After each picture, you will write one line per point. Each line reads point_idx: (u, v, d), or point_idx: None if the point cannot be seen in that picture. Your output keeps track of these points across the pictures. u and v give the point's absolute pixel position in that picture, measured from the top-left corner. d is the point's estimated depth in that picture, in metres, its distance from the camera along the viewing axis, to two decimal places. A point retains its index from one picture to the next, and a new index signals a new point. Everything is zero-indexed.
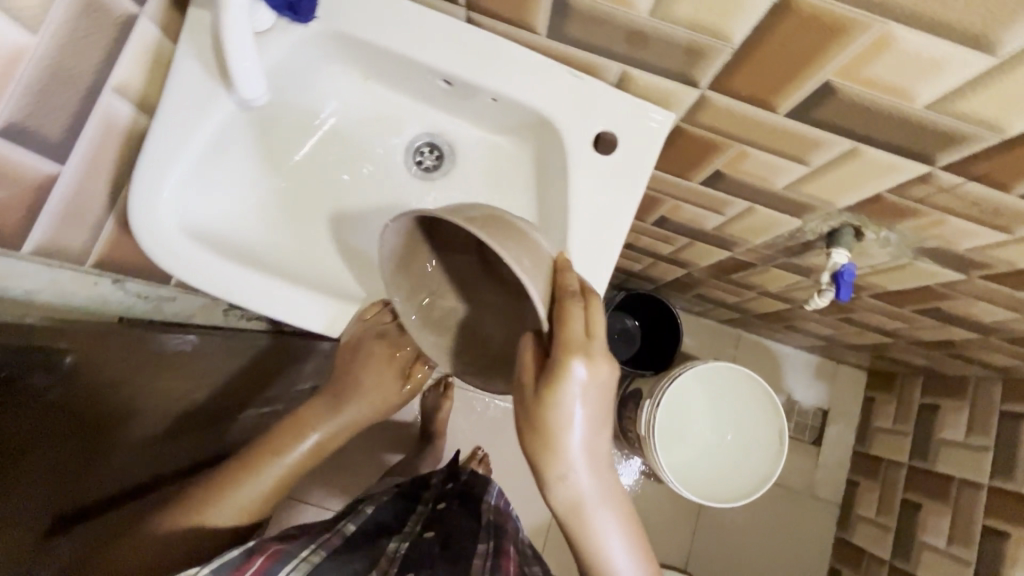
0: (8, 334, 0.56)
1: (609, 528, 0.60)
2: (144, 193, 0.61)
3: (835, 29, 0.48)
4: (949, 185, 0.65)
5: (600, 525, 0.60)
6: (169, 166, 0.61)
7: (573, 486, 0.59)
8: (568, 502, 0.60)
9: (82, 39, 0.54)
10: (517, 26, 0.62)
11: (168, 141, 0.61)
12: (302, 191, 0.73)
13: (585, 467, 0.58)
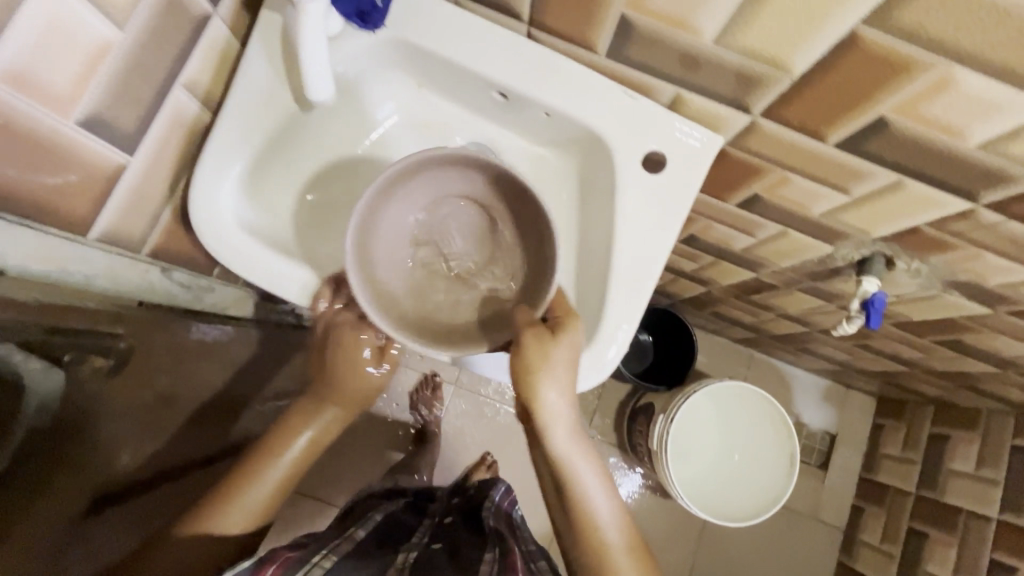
0: (66, 318, 0.58)
1: (586, 475, 0.66)
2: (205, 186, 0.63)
3: (898, 69, 0.49)
4: (989, 222, 0.66)
5: (580, 469, 0.66)
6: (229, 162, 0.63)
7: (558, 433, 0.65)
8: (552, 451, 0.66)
9: (161, 35, 0.55)
10: (577, 45, 0.63)
11: (230, 136, 0.62)
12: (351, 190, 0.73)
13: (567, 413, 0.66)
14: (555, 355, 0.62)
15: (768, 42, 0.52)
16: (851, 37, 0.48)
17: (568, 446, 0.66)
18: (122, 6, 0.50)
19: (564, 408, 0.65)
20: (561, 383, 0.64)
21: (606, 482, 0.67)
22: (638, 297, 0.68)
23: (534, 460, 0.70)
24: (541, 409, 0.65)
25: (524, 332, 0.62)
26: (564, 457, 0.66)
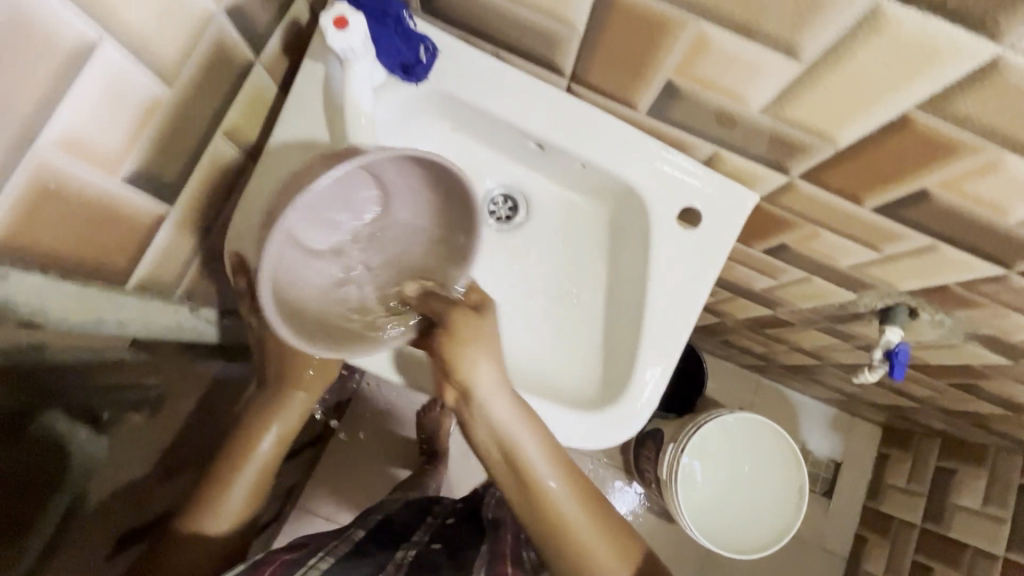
0: (101, 374, 0.59)
1: (531, 449, 0.61)
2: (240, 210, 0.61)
3: (947, 150, 0.49)
4: (1021, 287, 0.66)
5: (524, 442, 0.61)
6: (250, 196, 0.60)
7: (492, 412, 0.61)
8: (488, 427, 0.61)
9: (204, 86, 0.55)
10: (616, 101, 0.64)
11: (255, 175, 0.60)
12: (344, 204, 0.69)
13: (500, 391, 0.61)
14: (481, 329, 0.61)
15: (815, 117, 0.52)
16: (902, 119, 0.48)
17: (517, 420, 0.61)
18: (171, 64, 0.50)
19: (500, 384, 0.61)
20: (493, 358, 0.61)
21: (561, 465, 0.62)
22: (670, 350, 0.69)
23: (475, 443, 0.64)
24: (475, 387, 0.61)
25: (451, 311, 0.61)
26: (514, 433, 0.61)
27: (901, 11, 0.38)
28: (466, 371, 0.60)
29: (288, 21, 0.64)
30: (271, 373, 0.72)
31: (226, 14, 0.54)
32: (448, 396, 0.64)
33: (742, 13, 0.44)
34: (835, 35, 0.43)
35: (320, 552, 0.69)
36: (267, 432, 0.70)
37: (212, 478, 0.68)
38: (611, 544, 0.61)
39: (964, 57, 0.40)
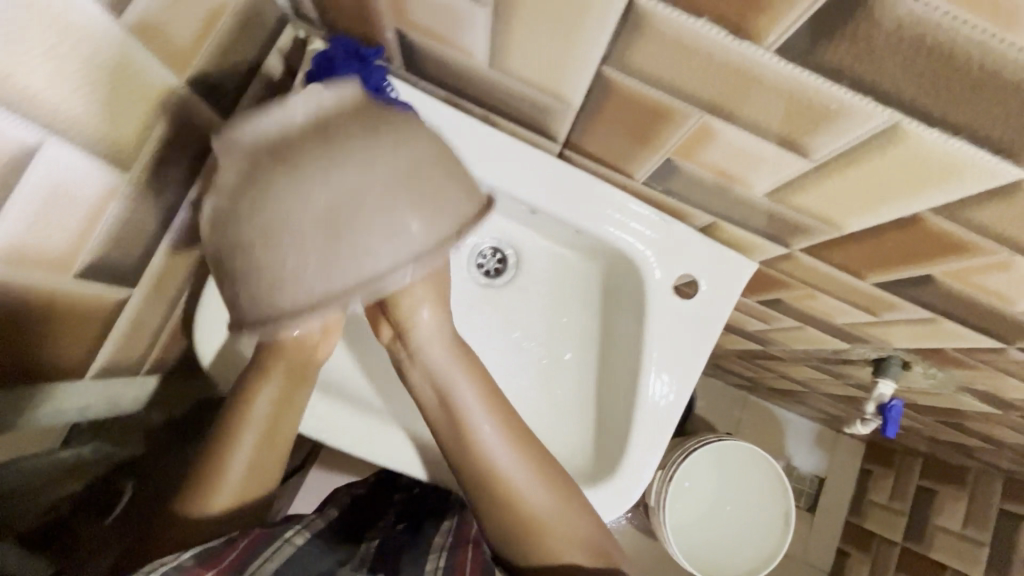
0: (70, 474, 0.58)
1: (474, 406, 0.57)
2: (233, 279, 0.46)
3: (958, 247, 0.47)
4: (1019, 359, 0.65)
5: (461, 393, 0.57)
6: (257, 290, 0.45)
7: (427, 355, 0.57)
8: (426, 380, 0.58)
9: (166, 159, 0.51)
10: (611, 169, 0.61)
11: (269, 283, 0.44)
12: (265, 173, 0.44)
13: (439, 339, 0.57)
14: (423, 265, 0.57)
15: (821, 205, 0.50)
16: (912, 218, 0.46)
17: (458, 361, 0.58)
18: (126, 148, 0.45)
19: (440, 328, 0.57)
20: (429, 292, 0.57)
21: (500, 413, 0.57)
22: (666, 417, 0.67)
23: (410, 386, 0.59)
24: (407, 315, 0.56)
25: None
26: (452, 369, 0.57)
27: (923, 131, 0.36)
28: (405, 314, 0.56)
29: (260, 76, 0.59)
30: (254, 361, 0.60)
31: (190, 85, 0.49)
32: (384, 330, 0.59)
33: (749, 113, 0.41)
34: (849, 143, 0.40)
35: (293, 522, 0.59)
36: (265, 392, 0.58)
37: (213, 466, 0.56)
38: (549, 491, 0.57)
39: (987, 176, 0.37)
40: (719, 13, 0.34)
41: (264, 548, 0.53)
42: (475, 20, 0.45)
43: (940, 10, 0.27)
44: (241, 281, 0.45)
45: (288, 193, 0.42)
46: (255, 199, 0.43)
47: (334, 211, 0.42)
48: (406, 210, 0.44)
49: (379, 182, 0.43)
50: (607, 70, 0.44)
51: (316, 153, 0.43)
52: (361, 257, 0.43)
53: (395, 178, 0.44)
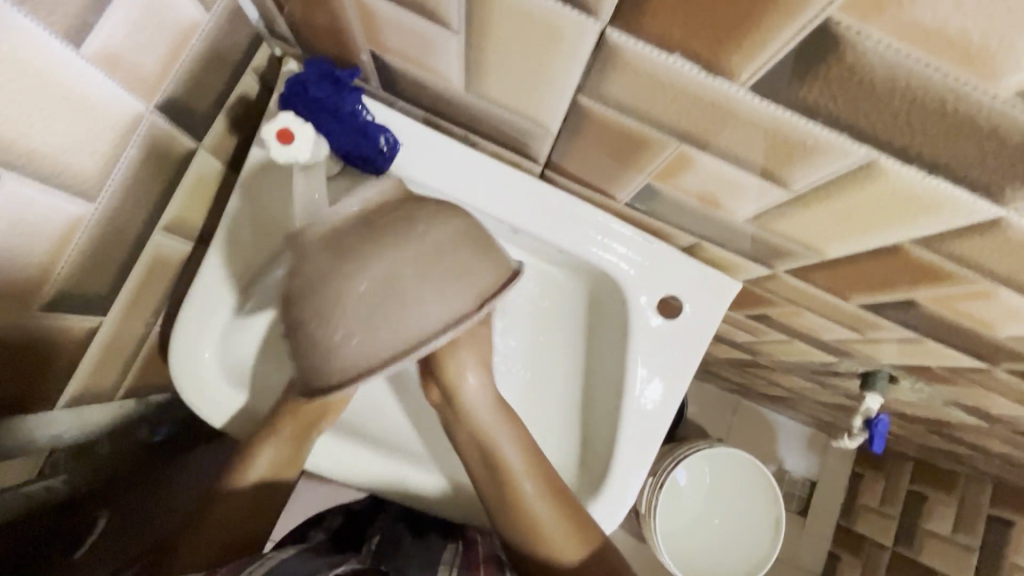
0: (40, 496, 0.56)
1: (514, 458, 0.59)
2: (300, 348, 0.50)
3: (940, 275, 0.46)
4: (1004, 379, 0.64)
5: (502, 446, 0.59)
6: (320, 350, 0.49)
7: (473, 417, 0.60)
8: (468, 437, 0.61)
9: (139, 185, 0.50)
10: (594, 189, 0.60)
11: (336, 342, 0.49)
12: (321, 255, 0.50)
13: (485, 405, 0.60)
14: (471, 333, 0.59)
15: (802, 232, 0.49)
16: (892, 247, 0.45)
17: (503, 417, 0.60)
18: (93, 177, 0.44)
19: (485, 391, 0.60)
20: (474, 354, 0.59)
21: (534, 460, 0.60)
22: (650, 437, 0.67)
23: (457, 445, 0.62)
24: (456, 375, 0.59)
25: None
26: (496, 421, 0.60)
27: (899, 168, 0.35)
28: (452, 376, 0.59)
29: (235, 97, 0.58)
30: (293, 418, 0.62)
31: (160, 112, 0.48)
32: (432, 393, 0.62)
33: (726, 143, 0.41)
34: (826, 176, 0.39)
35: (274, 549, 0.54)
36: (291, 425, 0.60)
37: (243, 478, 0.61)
38: (575, 529, 0.58)
39: (965, 212, 0.36)
40: (688, 50, 0.33)
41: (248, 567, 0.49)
42: (447, 46, 0.44)
43: (908, 58, 0.27)
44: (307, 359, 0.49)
45: (347, 274, 0.47)
46: (318, 287, 0.48)
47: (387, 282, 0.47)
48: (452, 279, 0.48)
49: (426, 258, 0.48)
50: (582, 99, 0.43)
51: (371, 238, 0.48)
52: (412, 323, 0.46)
53: (441, 251, 0.48)
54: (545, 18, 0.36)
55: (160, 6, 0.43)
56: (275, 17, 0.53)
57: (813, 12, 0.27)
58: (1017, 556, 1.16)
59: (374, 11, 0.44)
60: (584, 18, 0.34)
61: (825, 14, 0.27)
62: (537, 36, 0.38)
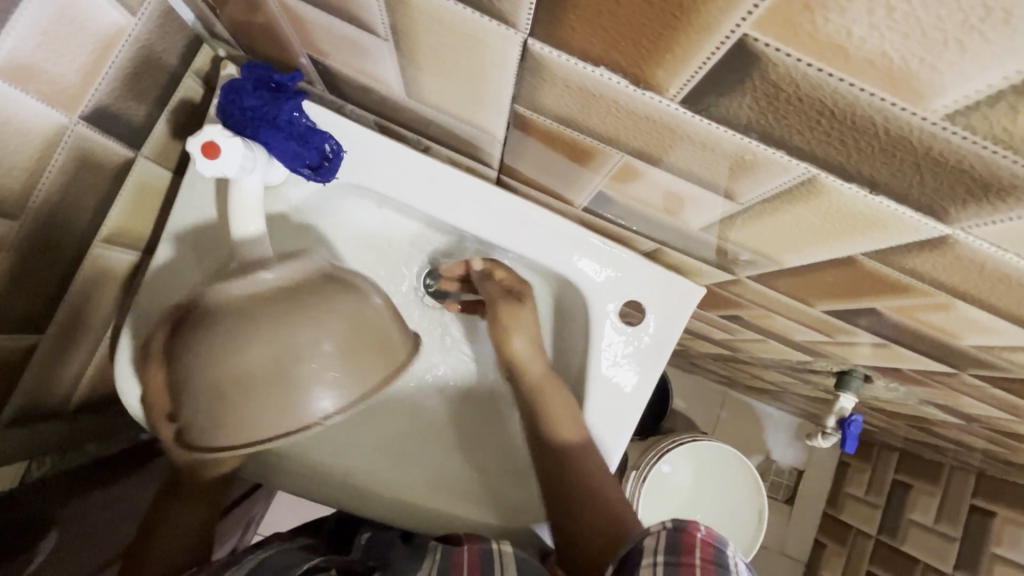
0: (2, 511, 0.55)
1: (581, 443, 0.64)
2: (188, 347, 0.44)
3: (898, 286, 0.44)
4: (974, 383, 0.62)
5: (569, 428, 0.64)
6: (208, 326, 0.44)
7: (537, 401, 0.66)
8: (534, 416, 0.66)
9: (71, 197, 0.48)
10: (553, 194, 0.59)
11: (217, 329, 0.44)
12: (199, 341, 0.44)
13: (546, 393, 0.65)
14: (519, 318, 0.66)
15: (758, 242, 0.48)
16: (845, 259, 0.43)
17: (539, 385, 0.65)
18: (15, 193, 0.43)
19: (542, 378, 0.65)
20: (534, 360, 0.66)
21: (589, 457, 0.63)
22: (614, 440, 0.66)
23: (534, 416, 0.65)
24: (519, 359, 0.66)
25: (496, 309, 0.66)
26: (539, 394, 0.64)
27: (840, 185, 0.33)
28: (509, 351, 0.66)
29: (176, 102, 0.56)
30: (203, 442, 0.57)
31: (87, 123, 0.46)
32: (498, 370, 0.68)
33: (671, 157, 0.39)
34: (770, 190, 0.38)
35: (259, 549, 0.54)
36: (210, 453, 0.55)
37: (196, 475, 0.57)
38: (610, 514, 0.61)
39: (912, 230, 0.35)
40: (613, 63, 0.31)
41: (230, 568, 0.49)
42: (380, 52, 0.43)
43: (830, 76, 0.25)
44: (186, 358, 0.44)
45: (234, 344, 0.42)
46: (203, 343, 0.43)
47: (299, 355, 0.43)
48: (361, 353, 0.45)
49: (320, 348, 0.43)
50: (519, 107, 0.42)
51: (274, 310, 0.44)
52: (305, 400, 0.43)
53: (335, 338, 0.44)
54: (467, 27, 0.34)
55: (77, 13, 0.41)
56: (211, 19, 0.51)
57: (727, 29, 0.25)
58: (998, 547, 1.09)
59: (302, 16, 0.42)
60: (506, 29, 0.33)
61: (741, 30, 0.25)
62: (462, 43, 0.36)
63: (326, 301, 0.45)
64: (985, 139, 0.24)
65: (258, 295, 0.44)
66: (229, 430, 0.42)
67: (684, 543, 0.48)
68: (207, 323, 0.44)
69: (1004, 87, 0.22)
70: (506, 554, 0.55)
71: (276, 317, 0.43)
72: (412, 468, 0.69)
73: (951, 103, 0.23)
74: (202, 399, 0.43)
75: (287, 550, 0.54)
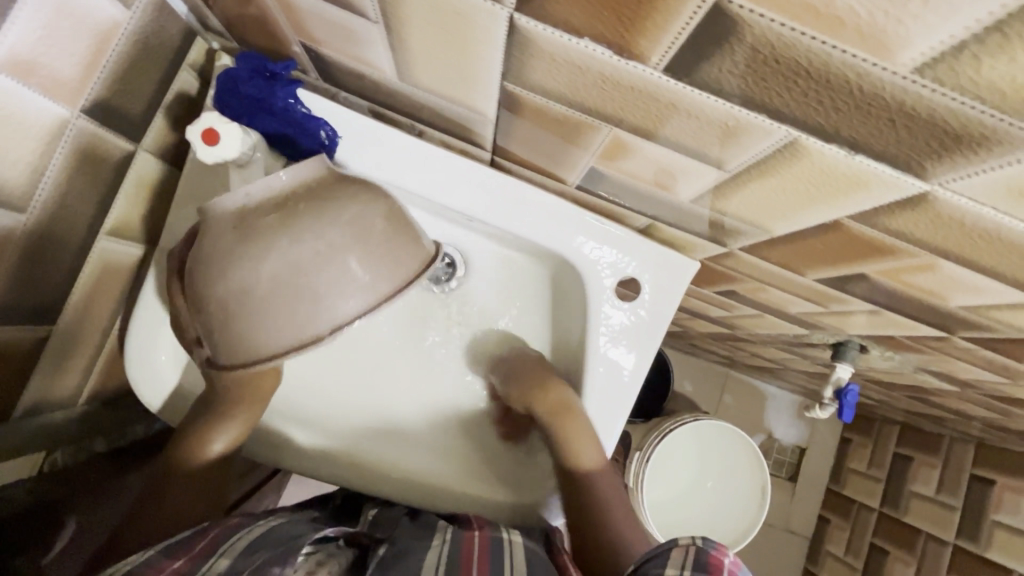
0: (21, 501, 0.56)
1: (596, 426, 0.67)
2: (233, 237, 0.45)
3: (884, 249, 0.45)
4: (964, 346, 0.63)
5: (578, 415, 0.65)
6: (258, 214, 0.45)
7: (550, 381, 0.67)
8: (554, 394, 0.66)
9: (76, 188, 0.50)
10: (546, 173, 0.60)
11: (271, 216, 0.45)
12: (236, 230, 0.45)
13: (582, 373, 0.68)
14: None
15: (748, 210, 0.49)
16: (831, 223, 0.44)
17: None
18: (22, 187, 0.44)
19: None
20: None
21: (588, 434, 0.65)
22: (614, 417, 0.67)
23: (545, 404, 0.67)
24: None
25: None
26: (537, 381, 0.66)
27: (820, 146, 0.34)
28: None
29: (173, 94, 0.58)
30: (219, 414, 0.60)
31: (88, 116, 0.47)
32: None
33: (667, 131, 0.40)
34: (755, 156, 0.39)
35: (270, 516, 0.57)
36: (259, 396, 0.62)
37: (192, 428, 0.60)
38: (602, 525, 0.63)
39: (892, 187, 0.36)
40: (596, 33, 0.32)
41: (237, 531, 0.52)
42: (372, 36, 0.44)
43: (803, 35, 0.26)
44: (223, 248, 0.45)
45: (251, 257, 0.44)
46: (251, 227, 0.45)
47: (302, 275, 0.44)
48: (375, 265, 0.46)
49: (336, 259, 0.45)
50: (509, 85, 0.43)
51: (338, 189, 0.47)
52: (335, 306, 0.45)
53: (345, 250, 0.45)
54: (454, 5, 0.35)
55: (74, 7, 0.42)
56: (205, 12, 0.53)
57: None
58: (998, 514, 1.10)
59: (297, 6, 0.43)
60: (491, 5, 0.34)
61: None
62: (451, 21, 0.37)
63: (315, 217, 0.45)
64: (953, 90, 0.26)
65: (255, 216, 0.45)
66: (260, 342, 0.46)
67: (711, 564, 0.48)
68: (220, 236, 0.45)
69: (965, 36, 0.23)
70: (517, 545, 0.56)
71: (273, 237, 0.44)
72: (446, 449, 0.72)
73: (918, 55, 0.25)
74: (228, 312, 0.45)
75: (296, 521, 0.57)
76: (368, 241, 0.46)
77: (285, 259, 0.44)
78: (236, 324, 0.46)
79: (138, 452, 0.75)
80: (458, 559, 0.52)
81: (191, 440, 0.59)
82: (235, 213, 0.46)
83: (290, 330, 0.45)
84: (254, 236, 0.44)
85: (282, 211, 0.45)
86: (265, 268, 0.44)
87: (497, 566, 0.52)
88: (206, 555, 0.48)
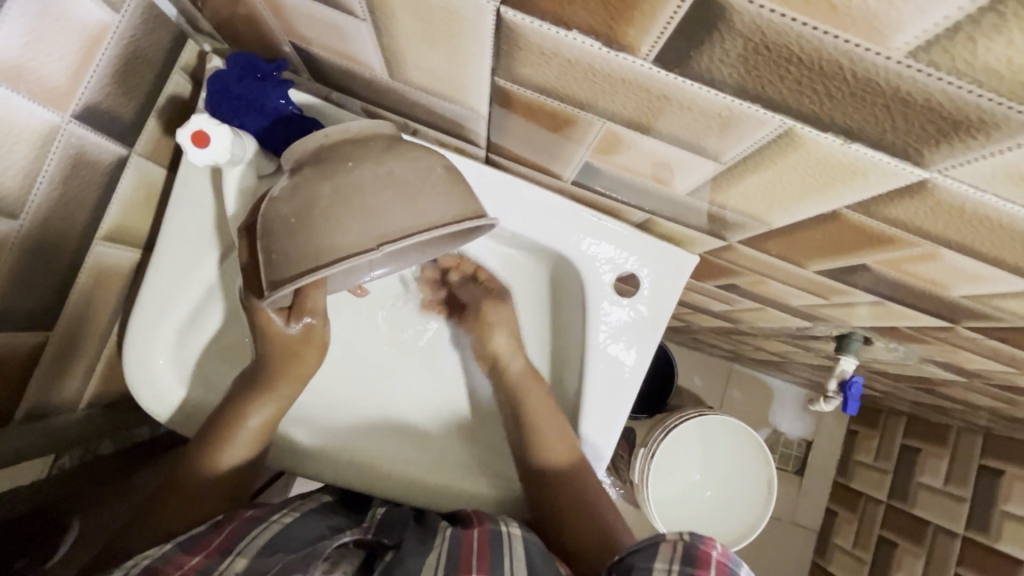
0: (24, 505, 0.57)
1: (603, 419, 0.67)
2: (313, 169, 0.49)
3: (885, 239, 0.44)
4: (969, 335, 0.62)
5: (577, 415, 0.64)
6: (337, 151, 0.50)
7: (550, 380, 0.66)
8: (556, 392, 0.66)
9: (70, 193, 0.50)
10: (542, 169, 0.59)
11: (348, 148, 0.50)
12: (315, 163, 0.49)
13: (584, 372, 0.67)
14: None
15: (746, 202, 0.48)
16: (830, 213, 0.43)
17: None
18: (15, 192, 0.44)
19: None
20: None
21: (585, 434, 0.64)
22: (615, 415, 0.67)
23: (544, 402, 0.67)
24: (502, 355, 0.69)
25: None
26: None
27: (817, 135, 0.33)
28: None
29: (166, 97, 0.58)
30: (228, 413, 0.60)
31: (81, 122, 0.47)
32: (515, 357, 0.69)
33: (662, 123, 0.40)
34: (750, 147, 0.38)
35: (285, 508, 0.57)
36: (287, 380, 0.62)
37: (225, 411, 0.61)
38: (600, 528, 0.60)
39: (891, 176, 0.35)
40: (585, 24, 0.32)
41: (252, 529, 0.52)
42: (361, 35, 0.43)
43: (792, 21, 0.26)
44: (304, 175, 0.49)
45: (326, 178, 0.48)
46: (330, 158, 0.49)
47: (365, 194, 0.47)
48: (425, 197, 0.48)
49: (392, 183, 0.47)
50: (499, 80, 0.43)
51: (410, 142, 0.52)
52: (384, 221, 0.46)
53: (403, 177, 0.48)
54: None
55: (61, 10, 0.41)
56: (195, 14, 0.52)
57: None
58: (1007, 505, 1.08)
59: (285, 5, 0.43)
60: None
61: None
62: (438, 16, 0.37)
63: (387, 153, 0.49)
64: (949, 74, 0.25)
65: (337, 148, 0.50)
66: (309, 253, 0.47)
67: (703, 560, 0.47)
68: (303, 170, 0.50)
69: (959, 17, 0.22)
70: (515, 536, 0.55)
71: (349, 163, 0.48)
72: (448, 451, 0.71)
73: (911, 38, 0.24)
74: (293, 226, 0.48)
75: (311, 517, 0.57)
76: (431, 175, 0.49)
77: (357, 178, 0.47)
78: (296, 244, 0.48)
79: (141, 455, 0.75)
80: (457, 555, 0.51)
81: (226, 419, 0.60)
82: (319, 151, 0.51)
83: (346, 244, 0.46)
84: (333, 162, 0.49)
85: (360, 148, 0.50)
86: (335, 187, 0.47)
87: (497, 559, 0.51)
88: (222, 554, 0.48)
